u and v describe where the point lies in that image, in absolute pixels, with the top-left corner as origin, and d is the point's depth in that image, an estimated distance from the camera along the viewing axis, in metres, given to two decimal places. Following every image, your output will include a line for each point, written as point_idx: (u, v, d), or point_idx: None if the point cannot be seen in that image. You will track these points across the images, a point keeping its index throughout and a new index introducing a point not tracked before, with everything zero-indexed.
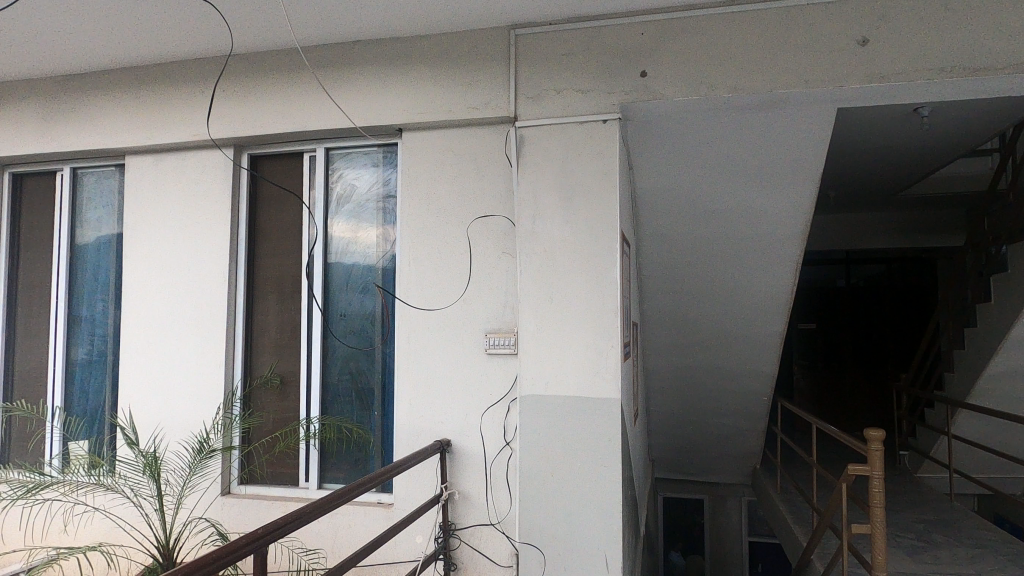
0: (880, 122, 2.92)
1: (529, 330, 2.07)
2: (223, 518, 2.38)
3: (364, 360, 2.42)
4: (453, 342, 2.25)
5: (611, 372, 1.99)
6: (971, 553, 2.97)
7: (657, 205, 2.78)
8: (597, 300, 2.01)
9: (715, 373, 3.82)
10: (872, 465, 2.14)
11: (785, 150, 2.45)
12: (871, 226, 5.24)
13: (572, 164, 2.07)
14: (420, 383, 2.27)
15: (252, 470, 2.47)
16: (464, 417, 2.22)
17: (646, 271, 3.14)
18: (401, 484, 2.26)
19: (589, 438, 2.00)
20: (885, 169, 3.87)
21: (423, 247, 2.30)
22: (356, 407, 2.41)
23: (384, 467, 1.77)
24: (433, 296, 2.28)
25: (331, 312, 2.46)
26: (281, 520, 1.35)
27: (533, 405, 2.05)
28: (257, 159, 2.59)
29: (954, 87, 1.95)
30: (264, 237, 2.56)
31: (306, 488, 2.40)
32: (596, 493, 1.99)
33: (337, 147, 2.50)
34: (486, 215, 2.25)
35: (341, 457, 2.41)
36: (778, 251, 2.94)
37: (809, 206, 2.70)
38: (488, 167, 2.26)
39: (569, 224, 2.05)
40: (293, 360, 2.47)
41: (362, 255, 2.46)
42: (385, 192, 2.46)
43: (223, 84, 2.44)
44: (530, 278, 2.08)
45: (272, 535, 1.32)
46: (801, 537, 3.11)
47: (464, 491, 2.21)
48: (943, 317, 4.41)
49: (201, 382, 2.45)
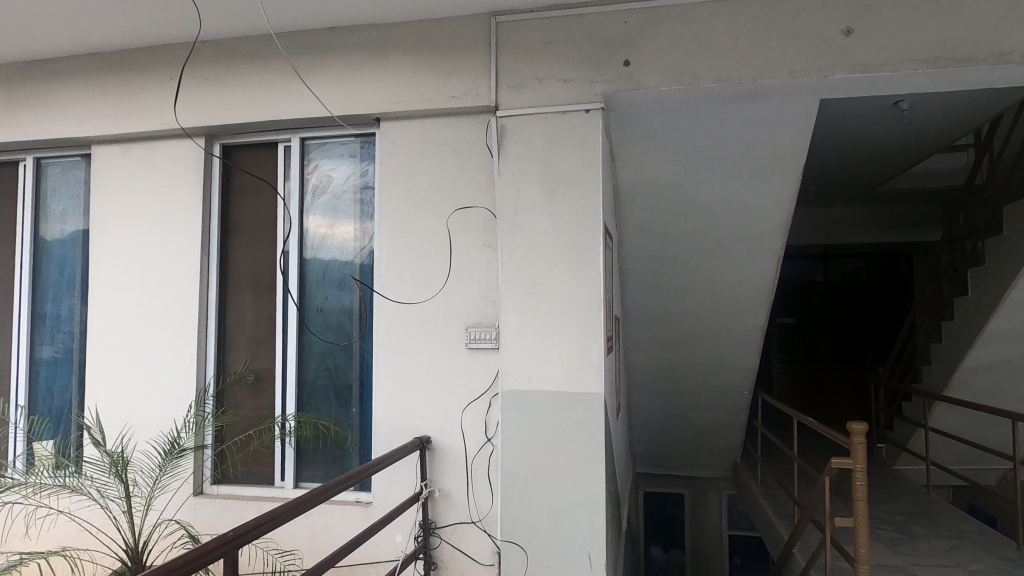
0: (861, 115, 2.92)
1: (511, 324, 2.03)
2: (195, 519, 2.31)
3: (341, 355, 2.36)
4: (434, 337, 2.20)
5: (595, 367, 1.96)
6: (949, 544, 2.99)
7: (640, 198, 2.75)
8: (580, 294, 1.97)
9: (697, 367, 3.81)
10: (855, 458, 2.13)
11: (769, 143, 2.43)
12: (849, 221, 5.28)
13: (554, 155, 2.03)
14: (399, 379, 2.22)
15: (226, 471, 2.40)
16: (445, 414, 2.17)
17: (628, 265, 3.11)
18: (380, 483, 2.20)
19: (572, 434, 1.97)
20: (863, 163, 3.88)
21: (402, 240, 2.25)
22: (334, 404, 2.35)
23: (361, 466, 1.73)
24: (412, 290, 2.22)
25: (307, 307, 2.40)
26: (254, 522, 1.29)
27: (516, 400, 2.01)
28: (230, 149, 2.51)
29: (938, 79, 1.95)
30: (237, 230, 2.48)
31: (281, 487, 2.34)
32: (580, 488, 1.95)
33: (312, 137, 2.43)
34: (466, 206, 2.20)
35: (319, 455, 2.35)
36: (761, 244, 2.93)
37: (791, 199, 2.69)
38: (469, 158, 2.21)
39: (551, 216, 2.01)
40: (268, 356, 2.40)
41: (339, 248, 2.40)
42: (363, 183, 2.40)
43: (193, 71, 2.36)
44: (512, 271, 2.03)
45: (243, 538, 1.27)
46: (783, 531, 3.11)
47: (445, 489, 2.17)
48: (920, 311, 4.45)
49: (172, 379, 2.38)
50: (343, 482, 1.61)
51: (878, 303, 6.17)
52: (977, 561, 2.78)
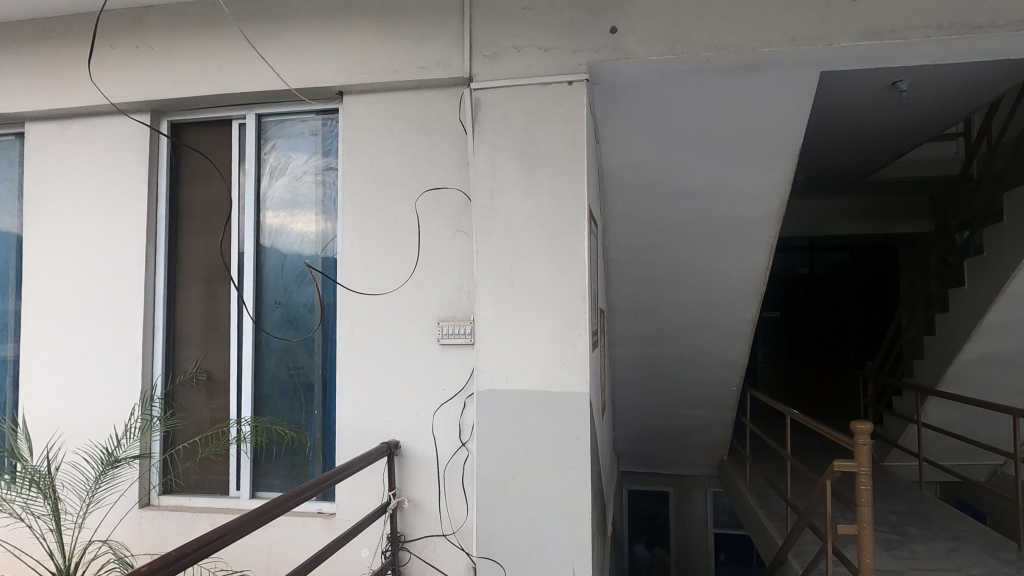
0: (856, 98, 2.78)
1: (487, 317, 1.84)
2: (140, 534, 2.09)
3: (302, 352, 2.16)
4: (403, 332, 2.00)
5: (579, 364, 1.77)
6: (948, 546, 2.86)
7: (626, 183, 2.58)
8: (562, 284, 1.79)
9: (683, 362, 3.66)
10: (859, 460, 1.98)
11: (764, 121, 2.26)
12: (837, 212, 5.15)
13: (534, 131, 1.84)
14: (365, 378, 2.02)
15: (176, 479, 2.19)
16: (415, 416, 1.98)
17: (614, 254, 2.94)
18: (343, 493, 2.01)
19: (553, 437, 1.79)
20: (855, 151, 3.74)
21: (367, 225, 2.05)
22: (294, 405, 2.15)
23: (319, 478, 1.54)
24: (379, 279, 2.03)
25: (264, 300, 2.19)
26: (189, 548, 1.10)
27: (492, 401, 1.82)
28: (179, 127, 2.29)
29: (951, 48, 1.79)
30: (188, 216, 2.26)
31: (237, 498, 2.13)
32: (563, 497, 1.77)
33: (270, 114, 2.22)
34: (438, 187, 2.01)
35: (279, 462, 2.14)
36: (753, 231, 2.76)
37: (786, 184, 2.53)
38: (440, 136, 2.02)
39: (530, 198, 1.83)
40: (222, 353, 2.19)
41: (299, 235, 2.19)
42: (325, 164, 2.19)
43: (134, 39, 2.13)
44: (487, 259, 1.84)
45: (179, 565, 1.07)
46: (775, 534, 2.96)
47: (415, 499, 1.98)
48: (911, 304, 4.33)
49: (114, 380, 2.16)
50: (293, 498, 1.42)
51: (864, 296, 6.08)
52: (979, 564, 2.65)
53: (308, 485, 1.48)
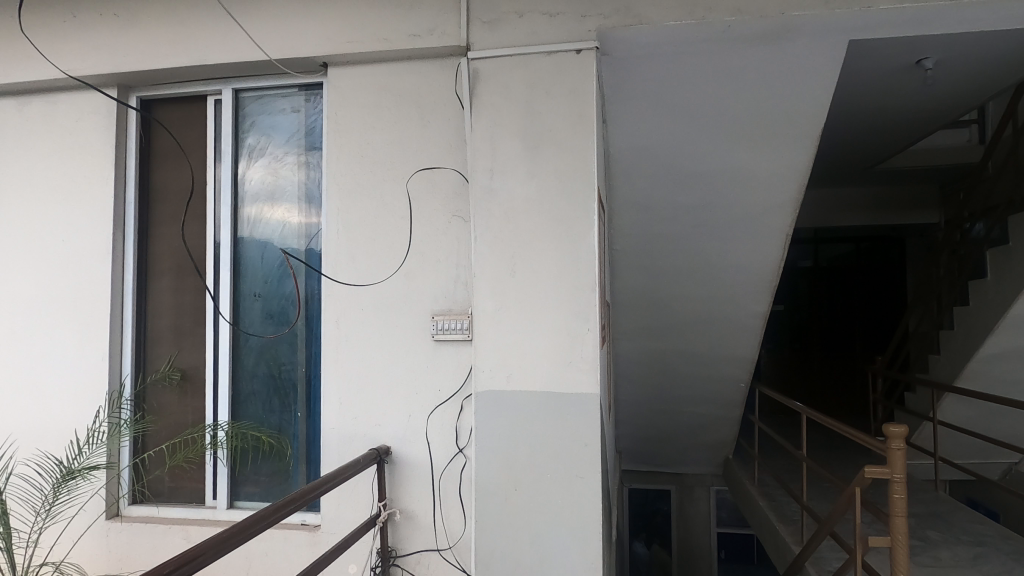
0: (876, 77, 2.63)
1: (486, 311, 1.66)
2: (107, 548, 1.92)
3: (284, 349, 1.98)
4: (394, 328, 1.83)
5: (588, 362, 1.60)
6: (971, 551, 2.70)
7: (635, 167, 2.41)
8: (570, 273, 1.62)
9: (690, 357, 3.49)
10: (892, 467, 1.81)
11: (784, 97, 2.09)
12: (844, 202, 4.96)
13: (537, 104, 1.66)
14: (352, 378, 1.84)
15: (148, 487, 2.02)
16: (407, 418, 1.81)
17: (618, 244, 2.76)
18: (328, 504, 1.83)
19: (559, 444, 1.62)
20: (871, 137, 3.56)
21: (355, 210, 1.86)
22: (275, 407, 1.97)
23: (294, 494, 1.36)
24: (368, 270, 1.85)
25: (244, 294, 2.01)
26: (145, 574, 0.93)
27: (492, 404, 1.65)
28: (149, 103, 2.10)
29: (1001, 11, 1.62)
30: (158, 201, 2.08)
31: (213, 508, 1.96)
32: (570, 510, 1.60)
33: (247, 89, 2.03)
34: (432, 167, 1.83)
35: (259, 469, 1.97)
36: (767, 218, 2.59)
37: (805, 170, 2.36)
38: (434, 112, 1.84)
39: (534, 179, 1.65)
40: (197, 350, 2.01)
41: (281, 222, 2.01)
42: (308, 144, 2.01)
43: (97, 5, 1.93)
44: (487, 247, 1.67)
45: None
46: (790, 540, 2.80)
47: (408, 510, 1.80)
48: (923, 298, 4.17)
49: (76, 380, 1.98)
50: (261, 520, 1.23)
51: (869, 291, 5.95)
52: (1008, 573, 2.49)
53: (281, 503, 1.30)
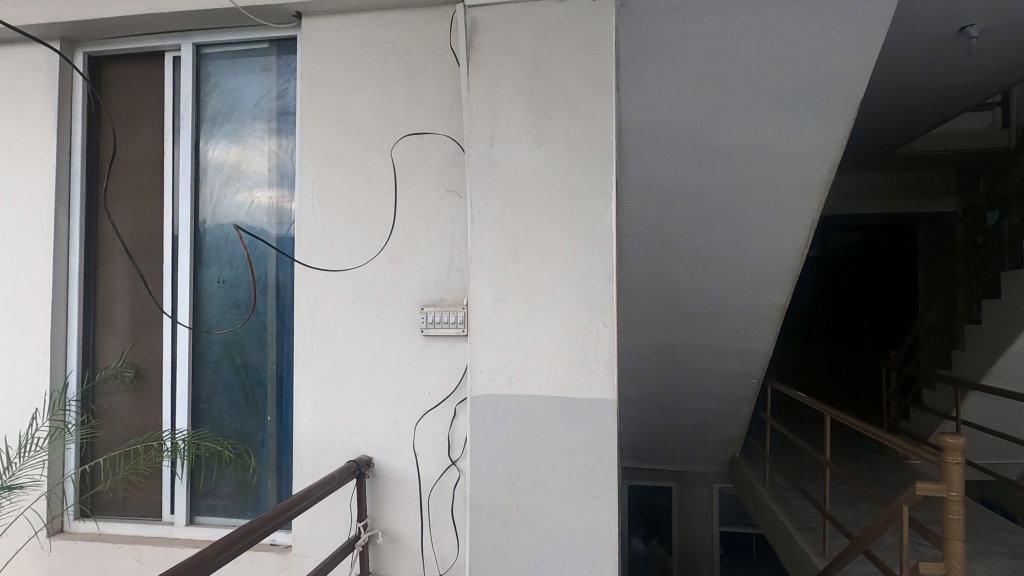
0: (913, 48, 2.39)
1: (484, 302, 1.41)
2: (49, 568, 1.68)
3: (252, 344, 1.73)
4: (379, 321, 1.58)
5: (603, 364, 1.36)
6: (1008, 565, 2.49)
7: (651, 142, 2.15)
8: (583, 259, 1.37)
9: (700, 351, 3.26)
10: (948, 483, 1.59)
11: (822, 60, 1.83)
12: (856, 190, 4.66)
13: (546, 60, 1.40)
14: (329, 378, 1.60)
15: (98, 499, 1.77)
16: (391, 425, 1.57)
17: (627, 228, 2.51)
18: (300, 524, 1.59)
19: (568, 460, 1.38)
20: (897, 118, 3.31)
21: (332, 185, 1.61)
22: (240, 411, 1.73)
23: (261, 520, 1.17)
24: (347, 253, 1.60)
25: (205, 282, 1.75)
26: None
27: (490, 411, 1.41)
28: (99, 61, 1.83)
29: None
30: (110, 173, 1.81)
31: (171, 524, 1.71)
32: (579, 534, 1.37)
33: (210, 44, 1.76)
34: (423, 133, 1.57)
35: (221, 481, 1.72)
36: (792, 205, 2.34)
37: (838, 150, 2.11)
38: (425, 69, 1.57)
39: (542, 149, 1.40)
40: (152, 345, 1.76)
41: (247, 200, 1.75)
42: (279, 109, 1.75)
43: None
44: (486, 227, 1.42)
45: None
46: (810, 551, 2.59)
47: (392, 531, 1.56)
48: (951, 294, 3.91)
49: (12, 376, 1.73)
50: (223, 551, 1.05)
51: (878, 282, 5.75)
52: None
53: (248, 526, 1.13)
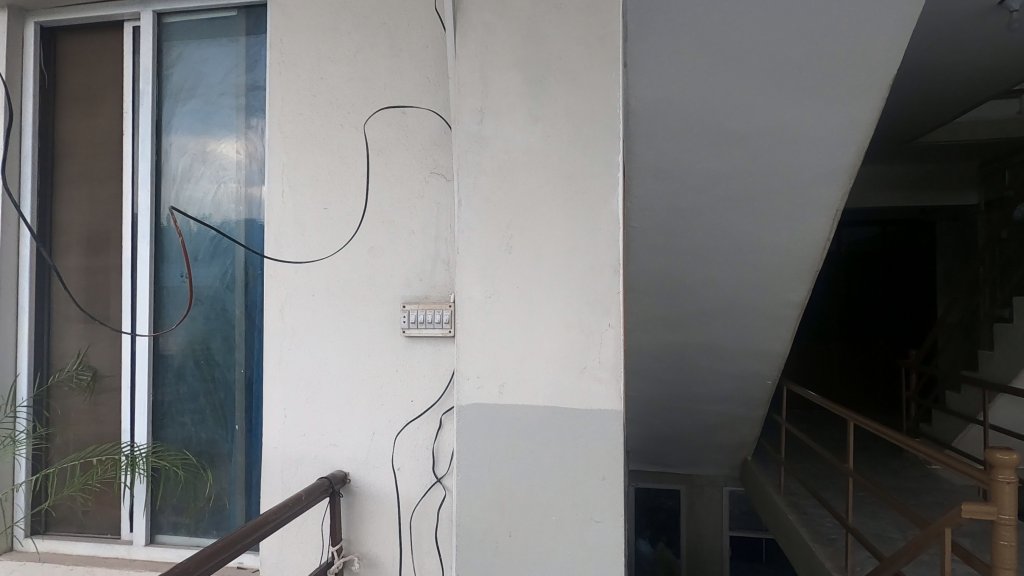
0: (947, 23, 2.19)
1: (472, 300, 1.24)
2: None
3: (220, 344, 1.57)
4: (356, 321, 1.41)
5: (607, 370, 1.19)
6: None
7: (660, 125, 1.97)
8: (584, 251, 1.20)
9: (711, 350, 3.07)
10: (998, 505, 1.40)
11: (852, 29, 1.63)
12: (873, 183, 4.46)
13: (543, 22, 1.22)
14: (300, 385, 1.43)
15: (51, 514, 1.61)
16: (370, 437, 1.40)
17: (634, 219, 2.33)
18: (269, 546, 1.43)
19: (567, 481, 1.20)
20: (923, 103, 3.10)
21: (304, 168, 1.44)
22: (205, 419, 1.56)
23: (215, 548, 0.98)
24: (321, 244, 1.43)
25: (167, 277, 1.59)
26: None
27: (479, 424, 1.24)
28: (53, 34, 1.66)
29: None
30: (65, 156, 1.65)
31: (130, 543, 1.55)
32: (580, 565, 1.20)
33: (173, 12, 1.60)
34: (405, 110, 1.40)
35: (184, 496, 1.56)
36: (812, 195, 2.14)
37: (865, 133, 1.91)
38: (407, 37, 1.40)
39: (537, 125, 1.22)
40: (110, 346, 1.60)
41: (214, 184, 1.59)
42: (248, 84, 1.58)
43: None
44: (475, 214, 1.24)
45: None
46: (831, 564, 2.41)
47: (371, 555, 1.40)
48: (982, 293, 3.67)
49: None
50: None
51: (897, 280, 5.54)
52: None
53: (199, 556, 0.95)
